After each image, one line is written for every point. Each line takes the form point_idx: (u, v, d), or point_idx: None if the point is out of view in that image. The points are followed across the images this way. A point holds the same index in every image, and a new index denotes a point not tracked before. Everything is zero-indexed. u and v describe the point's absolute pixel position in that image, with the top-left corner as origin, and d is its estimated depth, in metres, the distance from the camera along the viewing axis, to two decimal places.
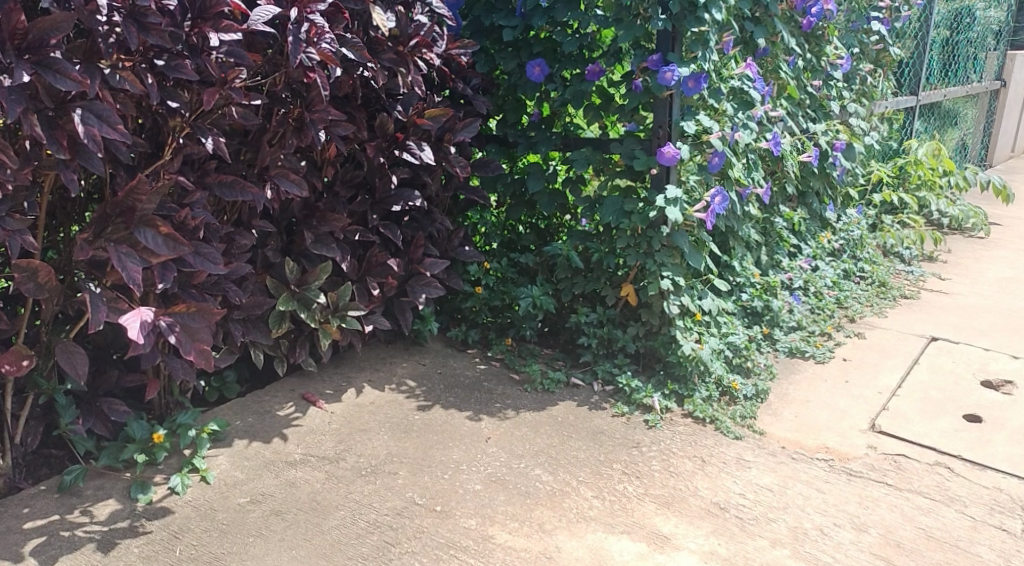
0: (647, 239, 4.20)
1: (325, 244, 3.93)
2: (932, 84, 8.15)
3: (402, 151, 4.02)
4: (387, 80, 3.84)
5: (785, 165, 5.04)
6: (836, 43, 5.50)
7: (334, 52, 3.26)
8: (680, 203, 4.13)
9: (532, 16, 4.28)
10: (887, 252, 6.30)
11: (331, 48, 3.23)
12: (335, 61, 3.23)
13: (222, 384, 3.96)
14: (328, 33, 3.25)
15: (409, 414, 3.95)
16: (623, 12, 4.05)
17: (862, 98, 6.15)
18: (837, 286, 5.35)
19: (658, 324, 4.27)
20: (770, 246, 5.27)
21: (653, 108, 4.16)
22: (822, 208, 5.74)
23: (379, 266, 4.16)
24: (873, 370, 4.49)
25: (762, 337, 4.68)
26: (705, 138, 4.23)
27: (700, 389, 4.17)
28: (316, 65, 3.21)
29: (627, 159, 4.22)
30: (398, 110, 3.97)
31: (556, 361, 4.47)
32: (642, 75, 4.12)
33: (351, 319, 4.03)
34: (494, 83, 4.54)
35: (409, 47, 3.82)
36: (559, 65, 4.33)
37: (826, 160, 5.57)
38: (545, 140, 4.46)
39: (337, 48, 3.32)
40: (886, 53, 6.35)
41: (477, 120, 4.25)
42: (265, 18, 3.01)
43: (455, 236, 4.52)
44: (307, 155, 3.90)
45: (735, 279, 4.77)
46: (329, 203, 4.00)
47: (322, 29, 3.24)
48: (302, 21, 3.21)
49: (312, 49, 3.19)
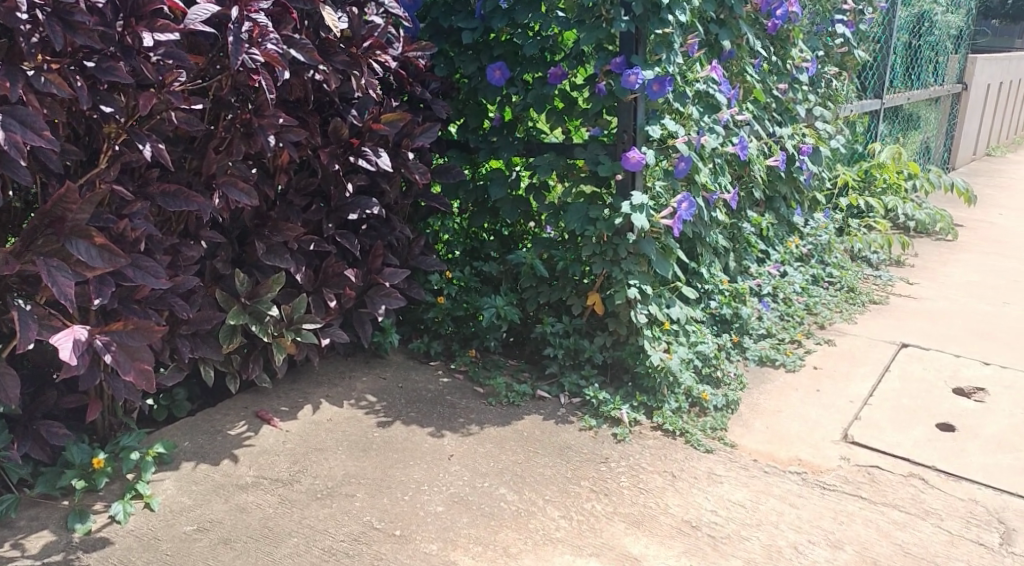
0: (613, 246, 4.07)
1: (278, 255, 3.75)
2: (895, 87, 8.13)
3: (357, 158, 3.83)
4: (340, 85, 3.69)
5: (752, 169, 4.94)
6: (801, 46, 5.42)
7: (280, 53, 3.10)
8: (646, 209, 4.02)
9: (491, 17, 4.15)
10: (855, 257, 6.23)
11: (277, 49, 3.09)
12: (281, 63, 3.07)
13: (171, 403, 3.78)
14: (273, 33, 3.10)
15: (368, 431, 3.76)
16: (585, 14, 3.94)
17: (828, 102, 6.08)
18: (807, 292, 5.25)
19: (625, 334, 4.14)
20: (738, 252, 5.13)
21: (617, 112, 4.05)
22: (790, 212, 5.65)
23: (336, 277, 3.97)
24: (845, 379, 4.39)
25: (732, 345, 4.56)
26: (671, 143, 4.14)
27: (669, 400, 4.05)
28: (259, 66, 3.05)
29: (591, 165, 4.09)
30: (352, 114, 3.81)
31: (522, 373, 4.32)
32: (606, 78, 3.99)
33: (306, 332, 3.84)
34: (454, 88, 4.39)
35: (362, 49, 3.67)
36: (521, 68, 4.20)
37: (793, 164, 5.49)
38: (508, 146, 4.33)
39: (284, 50, 3.17)
40: (851, 56, 6.29)
41: (436, 124, 4.12)
42: (204, 16, 2.88)
43: (416, 244, 4.35)
44: (258, 162, 3.73)
45: (704, 287, 4.66)
46: (282, 212, 3.83)
47: (266, 29, 3.08)
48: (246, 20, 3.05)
49: (256, 50, 3.04)
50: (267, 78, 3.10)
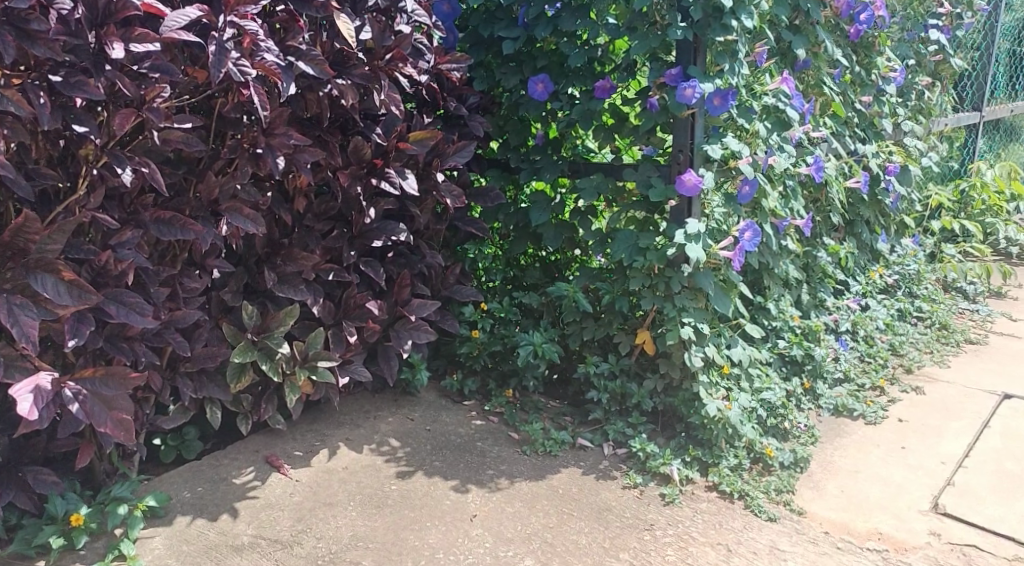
0: (665, 280, 3.64)
1: (292, 285, 3.39)
2: (997, 98, 7.44)
3: (380, 180, 3.48)
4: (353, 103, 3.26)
5: (830, 192, 4.44)
6: (888, 54, 4.90)
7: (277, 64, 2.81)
8: (703, 238, 3.57)
9: (535, 26, 3.77)
10: (948, 287, 5.64)
11: (273, 57, 2.78)
12: (278, 75, 2.79)
13: (180, 443, 3.43)
14: (266, 39, 2.79)
15: (385, 483, 3.38)
16: (637, 19, 3.51)
17: (919, 115, 5.51)
18: (891, 329, 4.70)
19: (678, 378, 3.71)
20: (812, 284, 4.57)
21: (673, 130, 3.63)
22: (874, 238, 5.11)
23: (358, 308, 3.61)
24: (935, 435, 3.85)
25: (803, 391, 4.06)
26: (733, 164, 3.65)
27: (727, 456, 3.59)
28: (252, 78, 2.73)
29: (642, 188, 3.67)
30: (376, 133, 3.45)
31: (563, 417, 3.91)
32: (659, 92, 3.56)
33: (322, 371, 3.44)
34: (494, 103, 4.03)
35: (379, 62, 3.26)
36: (566, 81, 3.81)
37: (878, 185, 4.95)
38: (551, 166, 3.93)
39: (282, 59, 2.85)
40: (946, 64, 5.72)
41: (472, 143, 3.75)
42: (184, 22, 2.60)
43: (450, 273, 4.00)
44: (274, 185, 3.40)
45: (772, 324, 4.18)
46: (300, 240, 3.47)
47: (258, 37, 2.77)
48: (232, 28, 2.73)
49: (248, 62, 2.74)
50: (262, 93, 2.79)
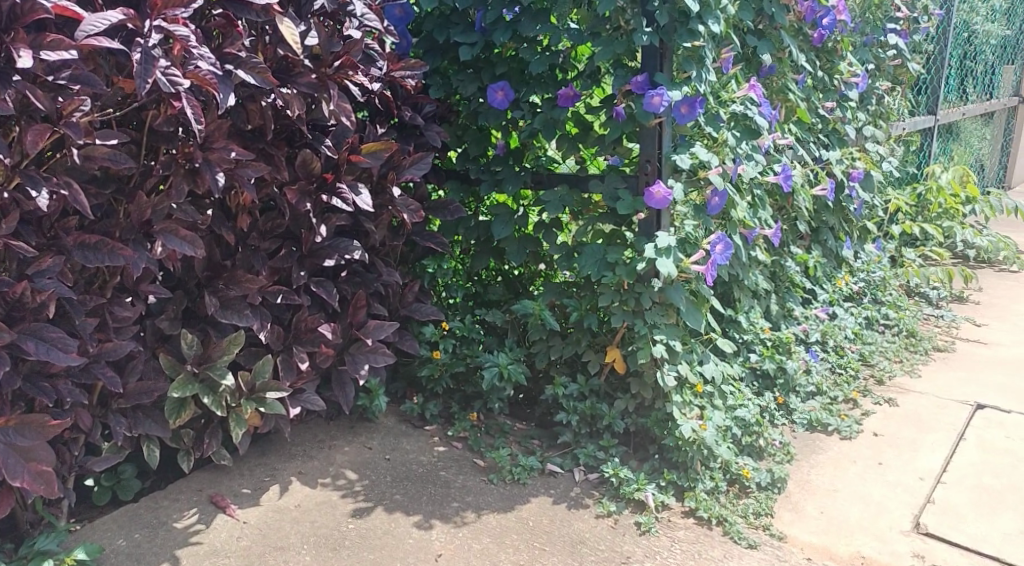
0: (635, 295, 3.48)
1: (236, 310, 3.16)
2: (949, 101, 7.44)
3: (330, 196, 3.24)
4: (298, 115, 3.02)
5: (797, 201, 4.32)
6: (850, 58, 4.80)
7: (214, 73, 2.57)
8: (674, 252, 3.42)
9: (493, 30, 3.59)
10: (911, 292, 5.56)
11: (207, 66, 2.54)
12: (213, 85, 2.55)
13: (116, 483, 3.19)
14: (199, 44, 2.54)
15: (342, 522, 3.17)
16: (600, 24, 3.36)
17: (880, 120, 5.43)
18: (860, 338, 4.58)
19: (651, 398, 3.54)
20: (780, 293, 4.46)
21: (639, 138, 3.46)
22: (839, 245, 5.01)
23: (310, 332, 3.38)
24: (912, 450, 3.73)
25: (776, 407, 3.92)
26: (703, 174, 3.53)
27: (704, 479, 3.42)
28: (183, 89, 2.51)
29: (610, 201, 3.51)
30: (325, 145, 3.23)
31: (530, 440, 3.73)
32: (625, 100, 3.41)
33: (271, 403, 3.22)
34: (452, 111, 3.82)
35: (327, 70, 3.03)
36: (527, 88, 3.61)
37: (842, 191, 4.85)
38: (513, 177, 3.74)
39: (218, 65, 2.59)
40: (904, 68, 5.66)
41: (429, 154, 3.56)
42: (101, 27, 2.36)
43: (409, 291, 3.78)
44: (215, 202, 3.17)
45: (742, 337, 4.03)
46: (244, 260, 3.24)
47: (189, 43, 2.51)
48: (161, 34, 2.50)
49: (179, 71, 2.51)
50: (196, 105, 2.56)
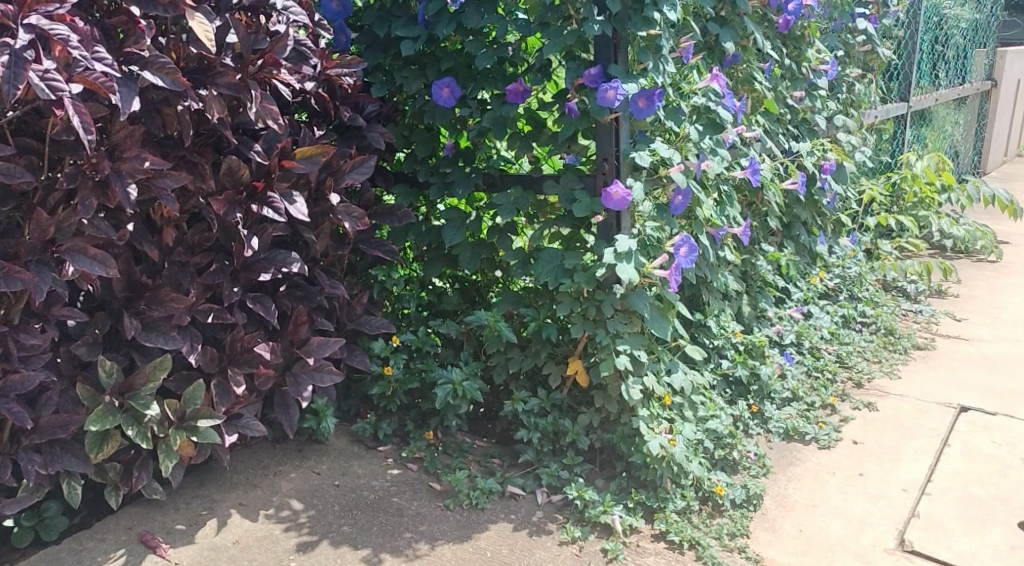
0: (595, 304, 3.26)
1: (161, 332, 2.90)
2: (922, 87, 7.26)
3: (261, 206, 3.01)
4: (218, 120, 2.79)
5: (766, 196, 4.11)
6: (819, 45, 4.60)
7: (107, 75, 2.33)
8: (635, 256, 3.20)
9: (436, 23, 3.36)
10: (888, 287, 5.36)
11: (93, 66, 2.29)
12: (106, 89, 2.31)
13: (38, 522, 2.97)
14: (78, 41, 2.28)
15: (282, 560, 2.94)
16: (549, 14, 3.16)
17: (851, 109, 5.23)
18: (837, 338, 4.37)
19: (616, 412, 3.32)
20: (753, 294, 4.26)
21: (595, 135, 3.25)
22: (812, 240, 4.80)
23: (247, 353, 3.11)
24: (895, 459, 3.52)
25: (750, 415, 3.71)
26: (664, 172, 3.32)
27: (674, 499, 3.21)
28: (67, 95, 2.25)
29: (566, 203, 3.29)
30: (254, 151, 3.00)
31: (490, 459, 3.48)
32: (578, 95, 3.21)
33: (204, 432, 2.97)
34: (396, 110, 3.58)
35: (249, 69, 2.79)
36: (475, 84, 3.38)
37: (814, 184, 4.66)
38: (464, 180, 3.50)
39: (110, 63, 2.34)
40: (875, 54, 5.47)
41: (372, 157, 3.32)
42: None
43: (357, 302, 3.52)
44: (137, 215, 2.93)
45: (713, 343, 3.81)
46: (171, 277, 2.99)
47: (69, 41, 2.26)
48: (35, 34, 2.24)
49: (60, 75, 2.25)
50: (85, 111, 2.30)
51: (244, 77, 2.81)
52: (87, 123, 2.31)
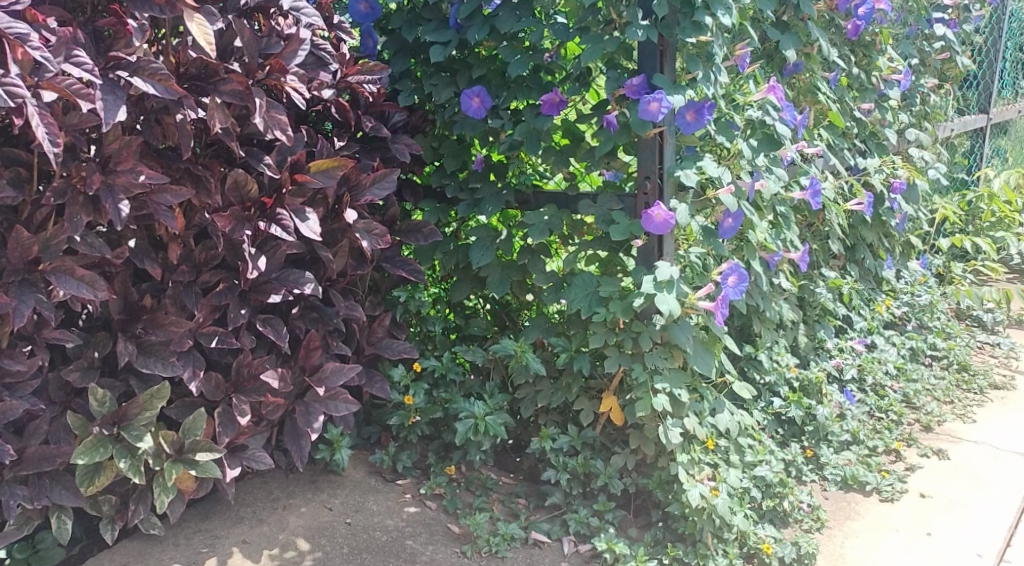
0: (632, 336, 2.98)
1: (159, 358, 2.67)
2: (1004, 98, 6.79)
3: (269, 224, 2.76)
4: (224, 131, 2.56)
5: (828, 217, 3.77)
6: (891, 53, 4.24)
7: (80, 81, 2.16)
8: (677, 285, 2.90)
9: (468, 27, 3.10)
10: (962, 315, 4.95)
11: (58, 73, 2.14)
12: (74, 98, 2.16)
13: (33, 554, 2.71)
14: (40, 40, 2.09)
15: None
16: (590, 18, 2.89)
17: (925, 122, 4.85)
18: (903, 374, 4.01)
19: (653, 455, 3.03)
20: (811, 323, 3.92)
21: (636, 151, 2.98)
22: (879, 264, 4.43)
23: (254, 380, 2.88)
24: (967, 517, 3.17)
25: (804, 460, 3.38)
26: (711, 193, 3.01)
27: (714, 556, 2.90)
28: (27, 102, 2.07)
29: (603, 225, 3.02)
30: (264, 164, 2.76)
31: (516, 499, 3.20)
32: (618, 107, 2.93)
33: (204, 466, 2.72)
34: (426, 120, 3.35)
35: (256, 75, 2.56)
36: (507, 93, 3.13)
37: (882, 204, 4.30)
38: (495, 198, 3.26)
39: (83, 66, 2.17)
40: (953, 63, 5.07)
41: (396, 170, 3.09)
42: None
43: (379, 324, 3.31)
44: (138, 230, 2.71)
45: (765, 379, 3.49)
46: (174, 298, 2.75)
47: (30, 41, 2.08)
48: None
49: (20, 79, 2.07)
50: (52, 120, 2.14)
51: (252, 84, 2.59)
52: (53, 132, 2.15)
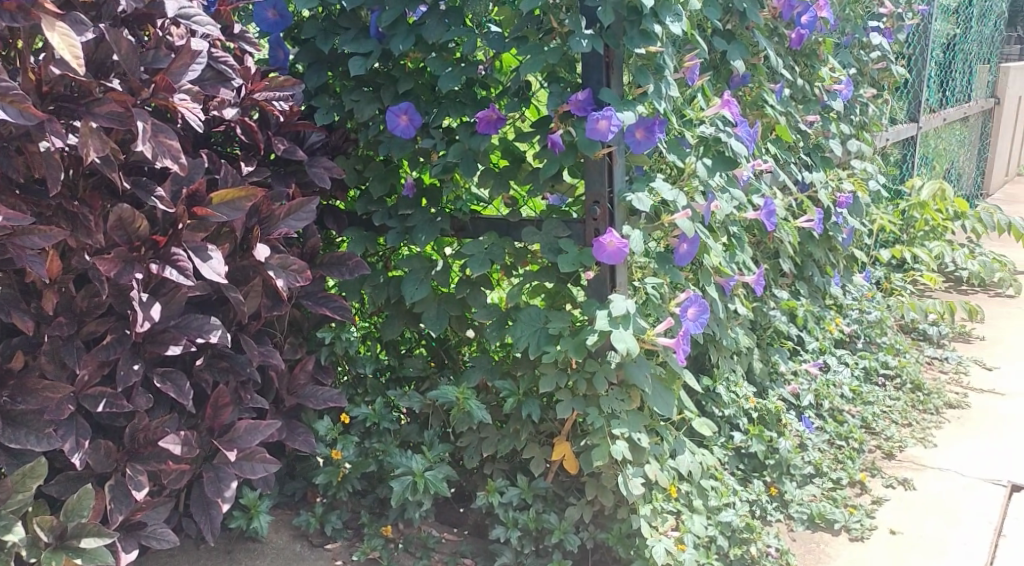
0: (585, 376, 2.70)
1: (31, 429, 2.35)
2: (930, 106, 6.76)
3: (162, 266, 2.43)
4: (102, 159, 2.23)
5: (779, 235, 3.56)
6: (833, 62, 4.07)
7: None
8: (634, 319, 2.64)
9: (392, 36, 2.80)
10: (907, 329, 4.81)
11: None
12: None
13: None
14: None
15: None
16: (528, 25, 2.62)
17: (864, 132, 4.70)
18: (859, 397, 3.82)
19: (612, 507, 2.75)
20: (763, 347, 3.70)
21: (583, 172, 2.71)
22: (827, 281, 4.25)
23: (151, 447, 2.58)
24: (943, 552, 2.95)
25: (769, 498, 3.14)
26: (665, 217, 2.76)
27: None
28: None
29: (549, 254, 2.74)
30: (155, 196, 2.42)
31: (459, 559, 2.89)
32: (563, 125, 2.65)
33: (91, 553, 2.36)
34: (347, 140, 3.03)
35: (140, 93, 2.21)
36: (438, 110, 2.83)
37: (830, 219, 4.12)
38: (428, 226, 2.93)
39: None
40: (888, 72, 4.95)
41: (316, 198, 2.76)
42: None
43: (301, 369, 2.96)
44: (5, 277, 2.39)
45: (723, 413, 3.25)
46: (51, 354, 2.44)
47: None
48: None
49: None
50: None
51: (138, 105, 2.23)
52: None
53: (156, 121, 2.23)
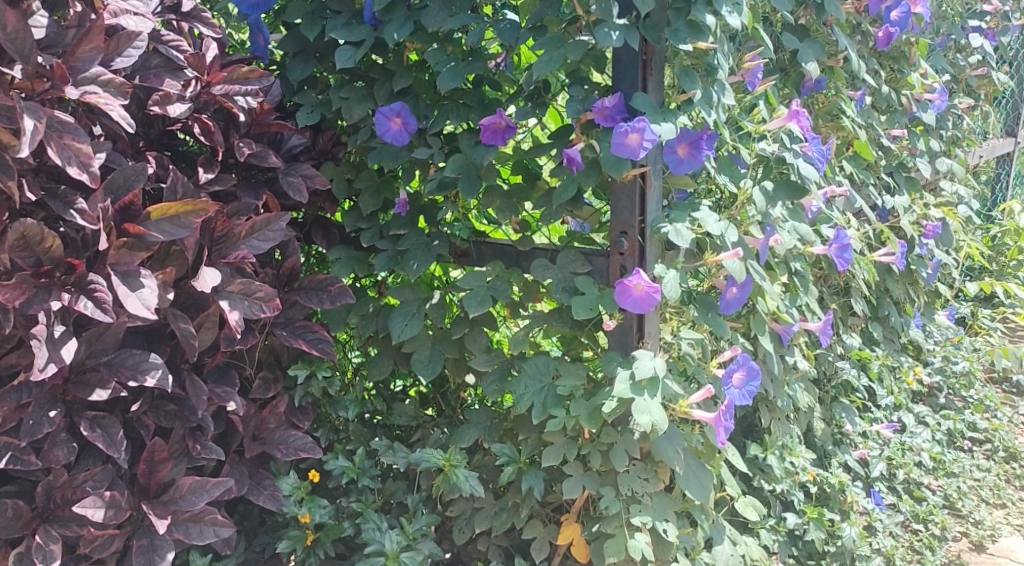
0: (599, 448, 2.19)
1: None
2: None
3: (76, 298, 1.95)
4: None
5: (853, 271, 2.99)
6: (926, 66, 3.46)
7: None
8: (663, 383, 2.12)
9: (386, 22, 2.31)
10: (997, 378, 4.18)
11: None
12: None
13: None
14: None
15: None
16: (547, 11, 2.10)
17: (956, 149, 4.08)
18: (940, 465, 3.24)
19: None
20: (827, 402, 3.14)
21: (609, 196, 2.19)
22: (906, 321, 3.65)
23: (67, 510, 2.12)
24: None
25: None
26: (710, 255, 2.23)
27: None
28: None
29: (563, 294, 2.22)
30: (74, 210, 1.96)
31: None
32: (585, 138, 2.13)
33: None
34: (335, 143, 2.54)
35: (34, 87, 1.82)
36: (438, 112, 2.33)
37: (912, 251, 3.52)
38: (422, 251, 2.42)
39: None
40: (988, 79, 4.31)
41: (287, 214, 2.29)
42: None
43: (269, 413, 2.46)
44: None
45: (774, 488, 2.69)
46: None
47: None
48: None
49: None
50: None
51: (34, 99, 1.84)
52: None
53: (61, 118, 1.83)
